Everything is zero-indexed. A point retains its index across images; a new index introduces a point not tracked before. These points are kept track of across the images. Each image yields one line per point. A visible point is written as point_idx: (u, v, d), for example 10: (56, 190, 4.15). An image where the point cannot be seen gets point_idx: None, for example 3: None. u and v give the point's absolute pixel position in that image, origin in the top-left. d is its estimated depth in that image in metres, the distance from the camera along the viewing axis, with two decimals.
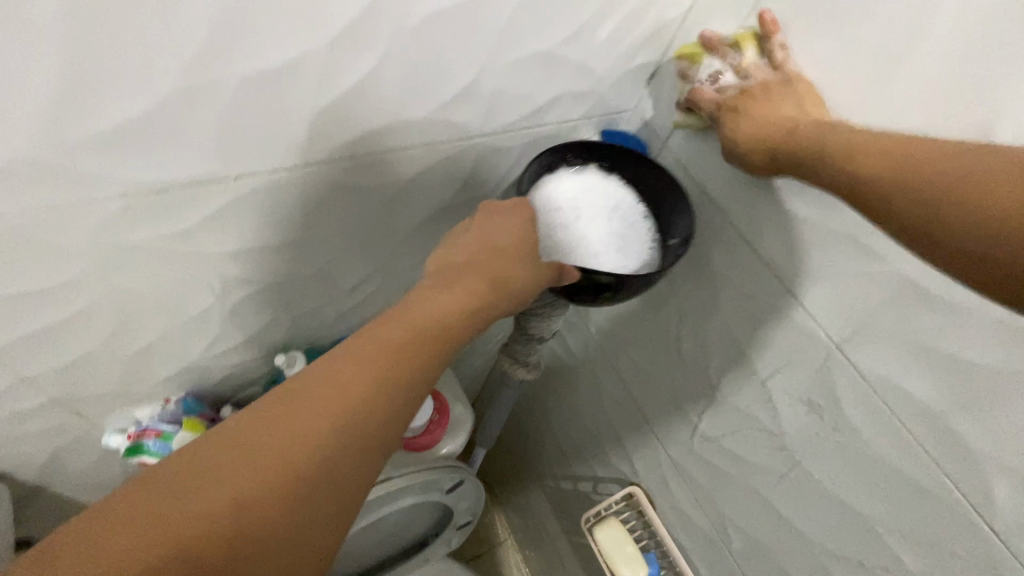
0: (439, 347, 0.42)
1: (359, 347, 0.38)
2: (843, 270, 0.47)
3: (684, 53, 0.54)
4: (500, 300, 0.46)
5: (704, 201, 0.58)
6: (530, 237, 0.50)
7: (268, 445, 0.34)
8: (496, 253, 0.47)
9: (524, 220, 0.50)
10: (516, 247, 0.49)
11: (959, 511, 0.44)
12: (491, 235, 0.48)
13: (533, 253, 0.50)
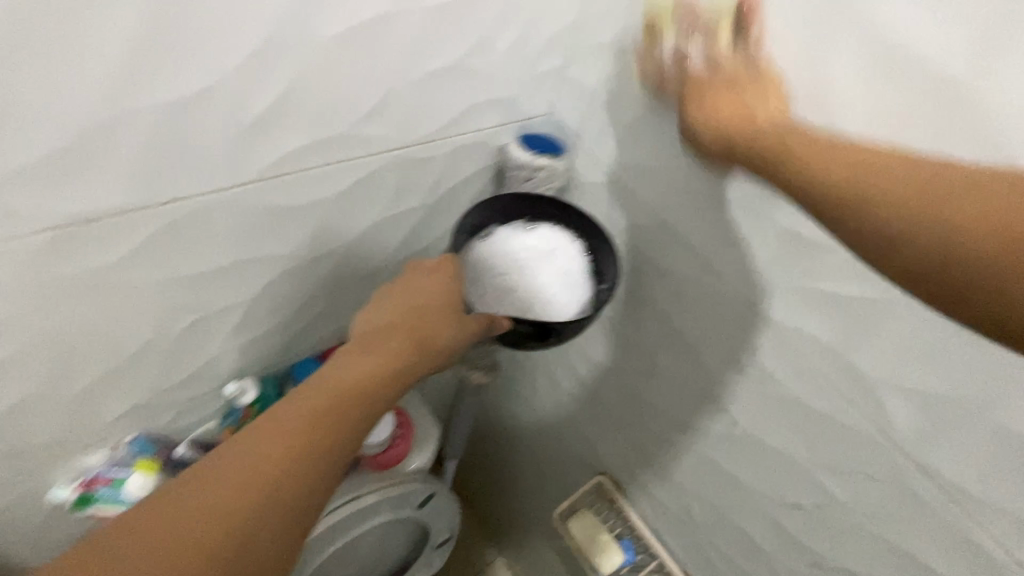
0: (368, 404, 0.46)
1: (287, 410, 0.42)
2: (741, 233, 0.52)
3: (583, 57, 0.59)
4: (423, 358, 0.50)
5: (619, 189, 0.63)
6: (454, 292, 0.54)
7: (199, 508, 0.37)
8: (420, 311, 0.52)
9: (445, 274, 0.55)
10: (440, 303, 0.53)
11: (867, 435, 0.49)
12: (414, 294, 0.53)
13: (456, 307, 0.54)
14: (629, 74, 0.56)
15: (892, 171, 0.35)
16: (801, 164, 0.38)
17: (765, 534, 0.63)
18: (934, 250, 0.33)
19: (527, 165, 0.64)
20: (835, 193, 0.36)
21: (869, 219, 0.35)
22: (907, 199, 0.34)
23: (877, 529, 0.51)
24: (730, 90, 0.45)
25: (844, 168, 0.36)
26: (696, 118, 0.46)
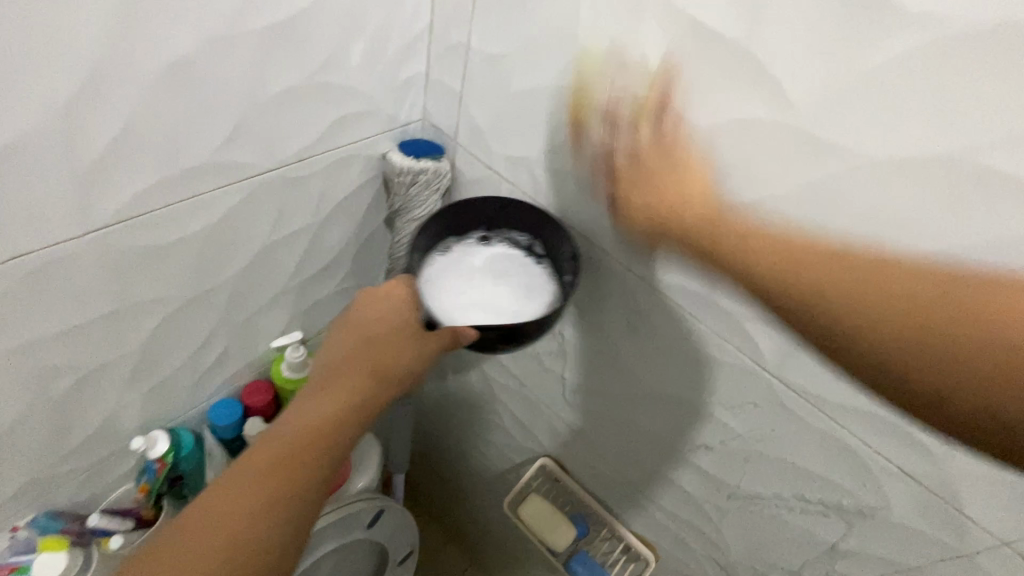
0: (337, 440, 0.47)
1: (256, 460, 0.44)
2: (605, 204, 0.55)
3: (440, 59, 0.61)
4: (386, 388, 0.51)
5: (497, 181, 0.65)
6: (410, 316, 0.52)
7: (181, 566, 0.40)
8: (377, 342, 0.52)
9: (401, 299, 0.53)
10: (396, 330, 0.52)
11: (744, 368, 0.53)
12: (369, 324, 0.53)
13: (416, 329, 0.52)
14: (482, 69, 0.58)
15: (847, 271, 0.41)
16: (789, 275, 0.44)
17: (689, 478, 0.67)
18: (901, 356, 0.41)
19: (408, 170, 0.65)
20: (770, 276, 0.45)
21: (840, 308, 0.42)
22: (890, 321, 0.40)
23: (773, 451, 0.56)
24: (664, 159, 0.47)
25: (784, 245, 0.43)
26: (652, 199, 0.50)
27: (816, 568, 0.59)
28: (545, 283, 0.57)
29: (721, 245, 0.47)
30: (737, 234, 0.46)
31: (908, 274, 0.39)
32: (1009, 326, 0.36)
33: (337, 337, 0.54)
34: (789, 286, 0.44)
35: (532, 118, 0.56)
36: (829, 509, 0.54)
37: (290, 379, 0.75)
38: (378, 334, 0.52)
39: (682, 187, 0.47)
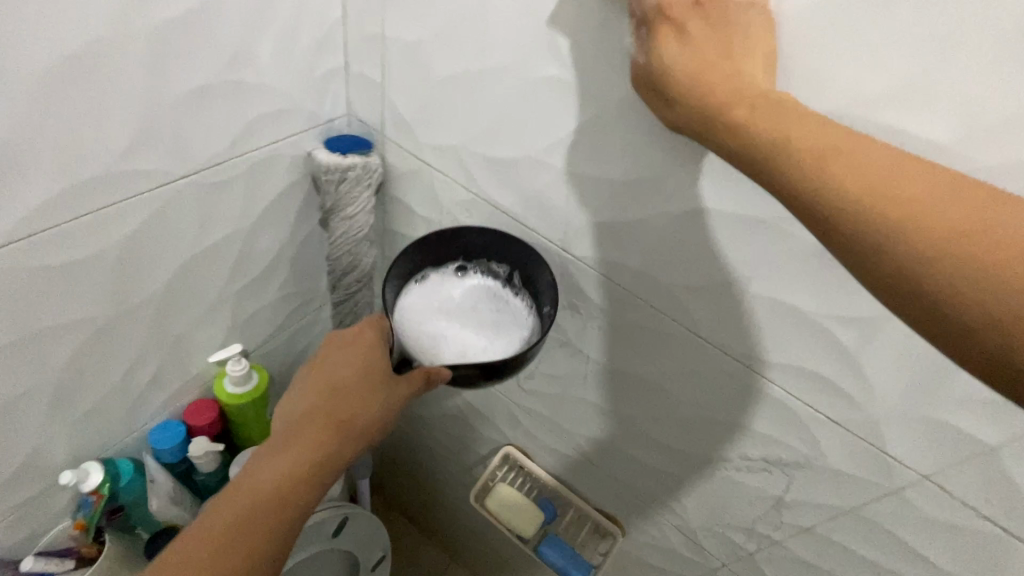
0: (292, 505, 0.45)
1: (202, 533, 0.42)
2: (534, 187, 0.55)
3: (357, 51, 0.59)
4: (347, 442, 0.49)
5: (428, 173, 0.64)
6: (375, 364, 0.50)
7: None
8: (339, 392, 0.50)
9: (365, 344, 0.51)
10: (359, 379, 0.50)
11: (679, 337, 0.54)
12: (331, 372, 0.51)
13: (380, 379, 0.50)
14: (400, 59, 0.57)
15: (884, 155, 0.29)
16: (748, 121, 0.32)
17: (644, 450, 0.69)
18: (902, 260, 0.28)
19: (335, 166, 0.63)
20: (758, 133, 0.32)
21: (838, 195, 0.29)
22: (904, 230, 0.27)
23: (715, 415, 0.57)
24: (719, 57, 0.35)
25: (802, 141, 0.30)
26: (675, 54, 0.35)
27: (766, 522, 0.62)
28: (522, 317, 0.56)
29: (746, 121, 0.32)
30: (765, 105, 0.32)
31: (935, 173, 0.29)
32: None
33: (301, 386, 0.51)
34: (772, 157, 0.31)
35: (453, 105, 0.55)
36: (771, 464, 0.56)
37: (233, 395, 0.73)
38: (341, 383, 0.50)
39: (734, 39, 0.35)
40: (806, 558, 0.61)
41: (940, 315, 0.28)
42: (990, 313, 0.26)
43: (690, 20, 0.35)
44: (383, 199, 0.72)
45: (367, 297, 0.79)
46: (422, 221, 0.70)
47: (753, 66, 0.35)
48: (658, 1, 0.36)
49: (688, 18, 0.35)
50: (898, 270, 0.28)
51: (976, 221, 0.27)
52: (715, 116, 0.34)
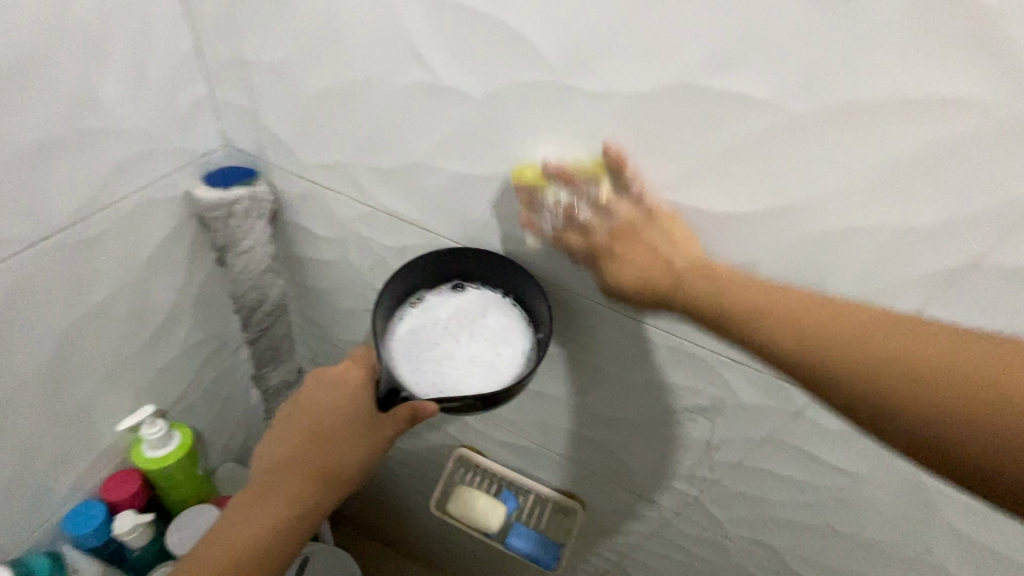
0: (273, 551, 0.49)
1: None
2: (428, 191, 0.55)
3: (219, 79, 0.57)
4: (326, 491, 0.51)
5: (322, 194, 0.62)
6: (356, 412, 0.52)
7: None
8: (320, 439, 0.52)
9: (346, 391, 0.53)
10: (340, 428, 0.52)
11: (591, 312, 0.57)
12: (313, 417, 0.52)
13: (361, 428, 0.52)
14: (265, 83, 0.55)
15: (808, 299, 0.38)
16: (747, 306, 0.39)
17: (585, 424, 0.72)
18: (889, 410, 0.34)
19: (219, 203, 0.60)
20: (779, 353, 0.37)
21: (858, 390, 0.35)
22: (864, 365, 0.35)
23: (638, 376, 0.60)
24: (635, 237, 0.44)
25: (751, 305, 0.39)
26: (627, 275, 0.44)
27: (701, 465, 0.66)
28: (519, 336, 0.53)
29: (713, 293, 0.40)
30: (701, 276, 0.41)
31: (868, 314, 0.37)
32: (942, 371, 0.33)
33: (285, 426, 0.53)
34: (767, 331, 0.37)
35: (330, 124, 0.54)
36: (694, 412, 0.60)
37: (154, 461, 0.68)
38: (321, 430, 0.52)
39: (643, 222, 0.43)
40: (741, 489, 0.66)
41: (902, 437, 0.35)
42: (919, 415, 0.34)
43: (619, 223, 0.44)
44: (282, 227, 0.70)
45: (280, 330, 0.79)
46: (327, 243, 0.68)
47: (681, 233, 0.43)
48: (570, 216, 0.46)
49: (608, 202, 0.44)
50: (864, 392, 0.35)
51: (900, 349, 0.34)
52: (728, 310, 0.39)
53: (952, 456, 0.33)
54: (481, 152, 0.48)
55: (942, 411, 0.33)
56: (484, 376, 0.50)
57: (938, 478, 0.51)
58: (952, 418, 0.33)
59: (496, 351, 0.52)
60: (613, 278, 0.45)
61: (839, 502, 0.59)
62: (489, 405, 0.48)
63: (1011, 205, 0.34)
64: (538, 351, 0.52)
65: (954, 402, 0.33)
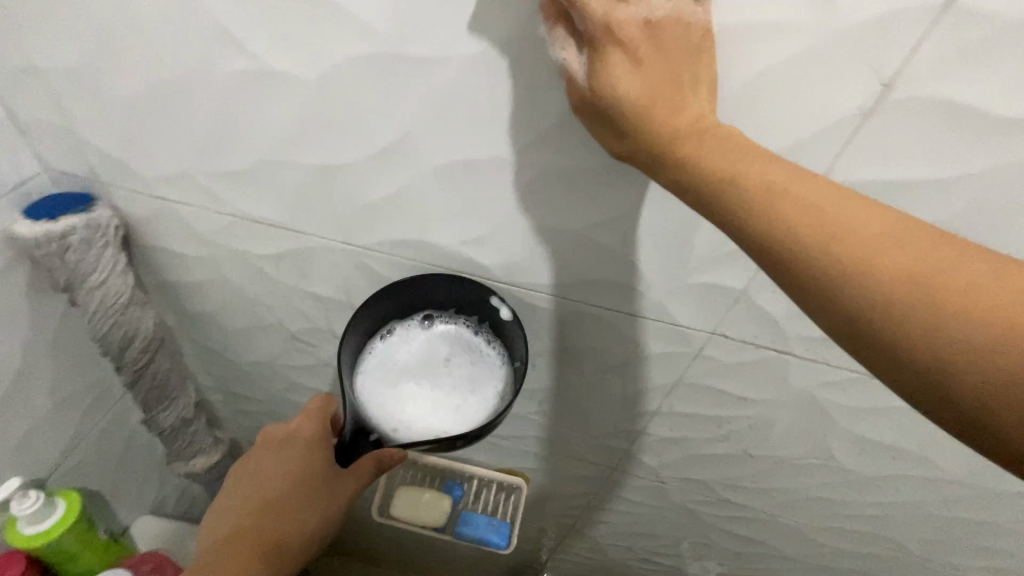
0: None
1: None
2: (287, 189, 0.50)
3: (14, 93, 0.49)
4: (276, 563, 0.53)
5: (174, 209, 0.56)
6: (302, 482, 0.53)
7: None
8: (268, 511, 0.54)
9: (292, 460, 0.54)
10: (288, 498, 0.53)
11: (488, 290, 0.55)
12: (262, 488, 0.54)
13: (307, 498, 0.53)
14: (70, 91, 0.47)
15: (815, 185, 0.28)
16: (752, 200, 0.28)
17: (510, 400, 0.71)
18: (892, 341, 0.26)
19: (47, 236, 0.52)
20: (703, 174, 0.29)
21: (849, 308, 0.26)
22: (906, 302, 0.25)
23: (547, 346, 0.60)
24: (659, 46, 0.29)
25: (754, 174, 0.28)
26: (624, 80, 0.29)
27: (626, 421, 0.67)
28: (493, 372, 0.53)
29: (709, 158, 0.29)
30: (713, 140, 0.29)
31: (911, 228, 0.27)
32: (965, 300, 0.25)
33: (234, 495, 0.55)
34: (731, 189, 0.28)
35: (159, 128, 0.48)
36: (607, 371, 0.61)
37: (36, 538, 0.61)
38: (270, 501, 0.54)
39: (671, 27, 0.29)
40: (667, 435, 0.68)
41: (902, 380, 0.26)
42: (956, 362, 0.25)
43: (646, 30, 0.29)
44: (141, 253, 0.62)
45: (166, 364, 0.71)
46: (196, 262, 0.62)
47: (705, 95, 0.31)
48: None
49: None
50: (874, 316, 0.26)
51: (979, 277, 0.25)
52: (648, 126, 0.30)
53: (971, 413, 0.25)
54: (331, 136, 0.44)
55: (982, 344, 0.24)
56: (460, 416, 0.50)
57: (829, 390, 0.55)
58: (917, 364, 0.25)
59: (471, 389, 0.51)
60: (608, 82, 0.30)
61: (751, 429, 0.63)
62: (461, 443, 0.48)
63: (838, 124, 0.36)
64: (510, 389, 0.51)
65: (955, 343, 0.25)
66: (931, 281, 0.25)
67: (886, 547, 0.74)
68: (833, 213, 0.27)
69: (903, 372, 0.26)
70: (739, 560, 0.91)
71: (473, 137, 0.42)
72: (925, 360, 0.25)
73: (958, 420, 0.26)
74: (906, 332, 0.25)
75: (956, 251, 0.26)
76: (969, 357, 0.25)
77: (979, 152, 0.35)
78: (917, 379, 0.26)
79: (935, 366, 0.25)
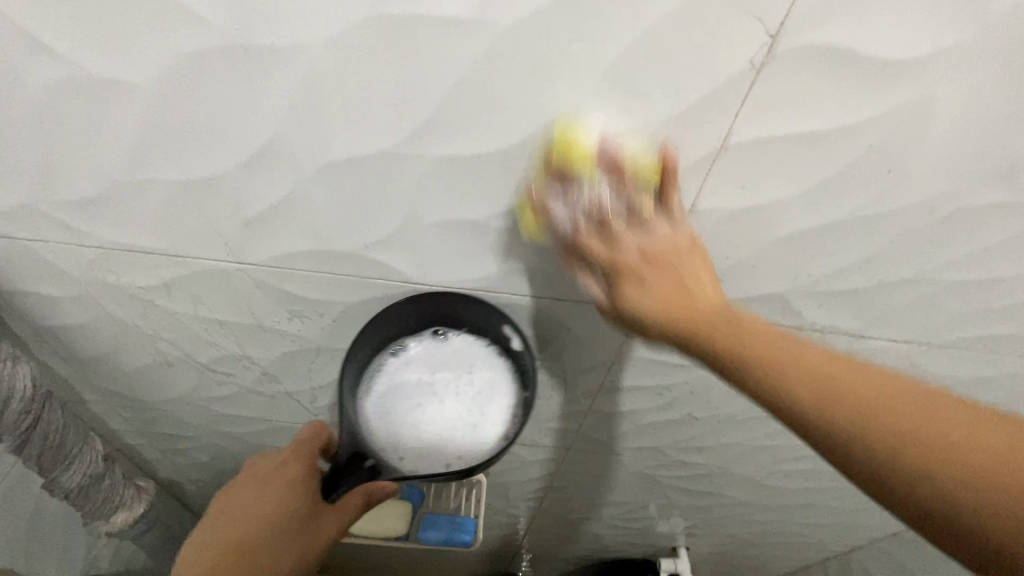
0: None
1: None
2: (153, 211, 0.44)
3: None
4: None
5: (26, 249, 0.48)
6: (284, 515, 0.51)
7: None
8: (246, 550, 0.51)
9: (275, 493, 0.52)
10: (268, 535, 0.51)
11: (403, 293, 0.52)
12: (240, 526, 0.52)
13: (289, 532, 0.51)
14: None
15: (841, 363, 0.32)
16: (738, 343, 0.34)
17: None
18: (927, 490, 0.29)
19: None
20: (725, 345, 0.34)
21: (868, 466, 0.30)
22: (910, 437, 0.29)
23: None
24: (658, 262, 0.38)
25: (778, 353, 0.33)
26: (642, 301, 0.38)
27: (570, 403, 0.67)
28: (504, 400, 0.51)
29: (714, 334, 0.35)
30: (740, 348, 0.34)
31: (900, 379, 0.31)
32: (943, 433, 0.29)
33: (206, 537, 0.52)
34: (746, 355, 0.33)
35: None
36: (542, 357, 0.59)
37: None
38: (247, 538, 0.51)
39: (663, 248, 0.38)
40: (612, 411, 0.68)
41: (871, 479, 0.30)
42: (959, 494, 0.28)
43: (644, 255, 0.38)
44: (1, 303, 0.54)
45: (59, 419, 0.62)
46: (70, 304, 0.54)
47: (709, 283, 0.38)
48: (597, 212, 0.39)
49: (650, 219, 0.39)
50: (880, 458, 0.30)
51: (981, 444, 0.28)
52: (678, 322, 0.36)
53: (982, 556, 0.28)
54: (189, 146, 0.39)
55: (955, 477, 0.28)
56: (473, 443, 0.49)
57: None
58: (952, 512, 0.28)
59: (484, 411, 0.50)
60: (628, 305, 0.38)
61: (691, 393, 0.63)
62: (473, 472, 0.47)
63: (731, 82, 0.34)
64: (521, 420, 0.50)
65: (960, 497, 0.28)
66: (949, 447, 0.29)
67: (827, 480, 0.78)
68: (872, 404, 0.30)
69: (927, 488, 0.29)
70: (698, 513, 0.94)
71: (353, 131, 0.38)
72: (930, 504, 0.29)
73: (917, 516, 0.29)
74: (923, 476, 0.29)
75: (937, 408, 0.30)
76: (955, 457, 0.28)
77: (868, 97, 0.34)
78: (930, 513, 0.29)
79: (947, 510, 0.28)
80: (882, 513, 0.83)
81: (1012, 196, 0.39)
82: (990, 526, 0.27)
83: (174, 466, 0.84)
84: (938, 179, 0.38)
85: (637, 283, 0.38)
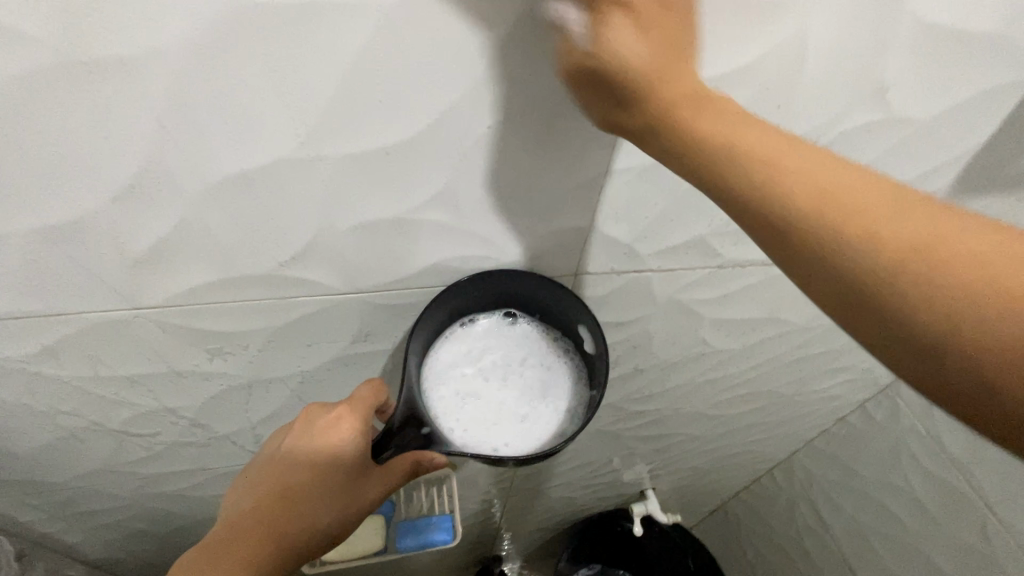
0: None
1: None
2: (14, 270, 0.38)
3: None
4: (289, 554, 0.47)
5: None
6: (333, 468, 0.47)
7: None
8: (290, 497, 0.47)
9: (326, 445, 0.47)
10: (314, 483, 0.47)
11: (333, 306, 0.49)
12: (286, 474, 0.47)
13: (334, 484, 0.47)
14: None
15: (826, 165, 0.29)
16: (744, 150, 0.29)
17: None
18: (895, 299, 0.26)
19: None
20: (687, 125, 0.30)
21: (849, 269, 0.27)
22: (865, 231, 0.27)
23: None
24: (663, 23, 0.30)
25: (761, 147, 0.29)
26: (634, 54, 0.29)
27: None
28: (566, 393, 0.50)
29: (698, 124, 0.30)
30: (699, 109, 0.30)
31: (899, 197, 0.28)
32: (961, 256, 0.26)
33: (251, 480, 0.48)
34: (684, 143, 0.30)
35: None
36: None
37: None
38: (293, 485, 0.47)
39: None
40: None
41: (858, 301, 0.27)
42: (920, 293, 0.26)
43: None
44: None
45: None
46: None
47: (684, 54, 0.31)
48: None
49: None
50: (931, 333, 0.26)
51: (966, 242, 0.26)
52: (655, 96, 0.30)
53: (940, 354, 0.26)
54: (41, 187, 0.33)
55: (947, 281, 0.26)
56: (530, 435, 0.48)
57: (688, 290, 0.58)
58: (905, 305, 0.26)
59: (544, 401, 0.49)
60: (615, 52, 0.30)
61: (635, 346, 0.66)
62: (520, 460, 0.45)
63: None
64: (578, 419, 0.49)
65: (932, 310, 0.26)
66: (954, 252, 0.26)
67: (764, 398, 0.85)
68: (849, 199, 0.28)
69: (858, 254, 0.27)
70: (659, 455, 0.99)
71: (243, 142, 0.34)
72: (924, 316, 0.26)
73: (859, 318, 0.28)
74: (855, 244, 0.27)
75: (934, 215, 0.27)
76: (952, 257, 0.26)
77: (753, 40, 0.36)
78: (844, 290, 0.28)
79: (923, 303, 0.26)
80: (813, 415, 0.92)
81: (880, 116, 0.43)
82: (956, 316, 0.25)
83: (106, 543, 0.75)
84: (818, 109, 0.42)
85: (629, 52, 0.29)
